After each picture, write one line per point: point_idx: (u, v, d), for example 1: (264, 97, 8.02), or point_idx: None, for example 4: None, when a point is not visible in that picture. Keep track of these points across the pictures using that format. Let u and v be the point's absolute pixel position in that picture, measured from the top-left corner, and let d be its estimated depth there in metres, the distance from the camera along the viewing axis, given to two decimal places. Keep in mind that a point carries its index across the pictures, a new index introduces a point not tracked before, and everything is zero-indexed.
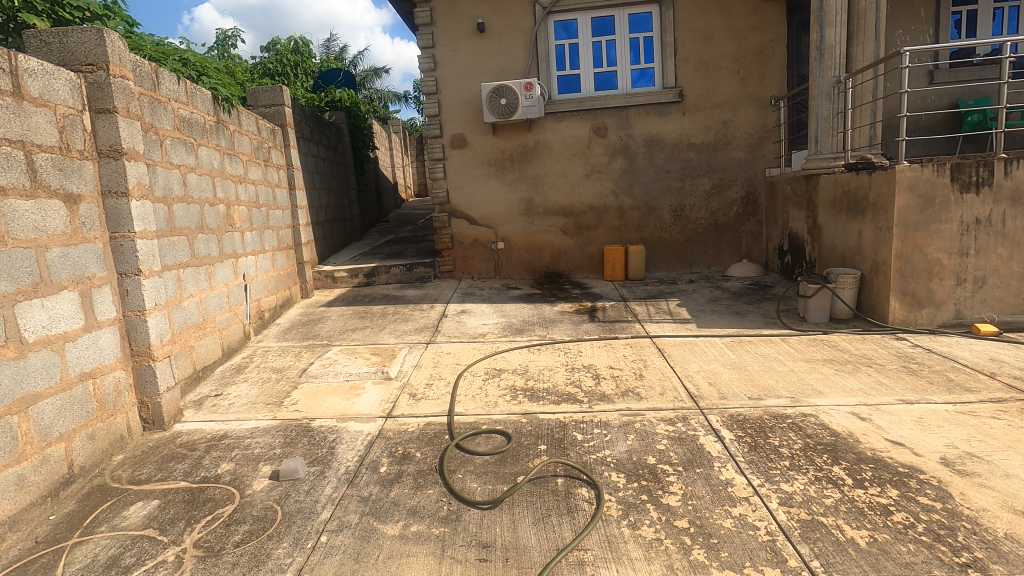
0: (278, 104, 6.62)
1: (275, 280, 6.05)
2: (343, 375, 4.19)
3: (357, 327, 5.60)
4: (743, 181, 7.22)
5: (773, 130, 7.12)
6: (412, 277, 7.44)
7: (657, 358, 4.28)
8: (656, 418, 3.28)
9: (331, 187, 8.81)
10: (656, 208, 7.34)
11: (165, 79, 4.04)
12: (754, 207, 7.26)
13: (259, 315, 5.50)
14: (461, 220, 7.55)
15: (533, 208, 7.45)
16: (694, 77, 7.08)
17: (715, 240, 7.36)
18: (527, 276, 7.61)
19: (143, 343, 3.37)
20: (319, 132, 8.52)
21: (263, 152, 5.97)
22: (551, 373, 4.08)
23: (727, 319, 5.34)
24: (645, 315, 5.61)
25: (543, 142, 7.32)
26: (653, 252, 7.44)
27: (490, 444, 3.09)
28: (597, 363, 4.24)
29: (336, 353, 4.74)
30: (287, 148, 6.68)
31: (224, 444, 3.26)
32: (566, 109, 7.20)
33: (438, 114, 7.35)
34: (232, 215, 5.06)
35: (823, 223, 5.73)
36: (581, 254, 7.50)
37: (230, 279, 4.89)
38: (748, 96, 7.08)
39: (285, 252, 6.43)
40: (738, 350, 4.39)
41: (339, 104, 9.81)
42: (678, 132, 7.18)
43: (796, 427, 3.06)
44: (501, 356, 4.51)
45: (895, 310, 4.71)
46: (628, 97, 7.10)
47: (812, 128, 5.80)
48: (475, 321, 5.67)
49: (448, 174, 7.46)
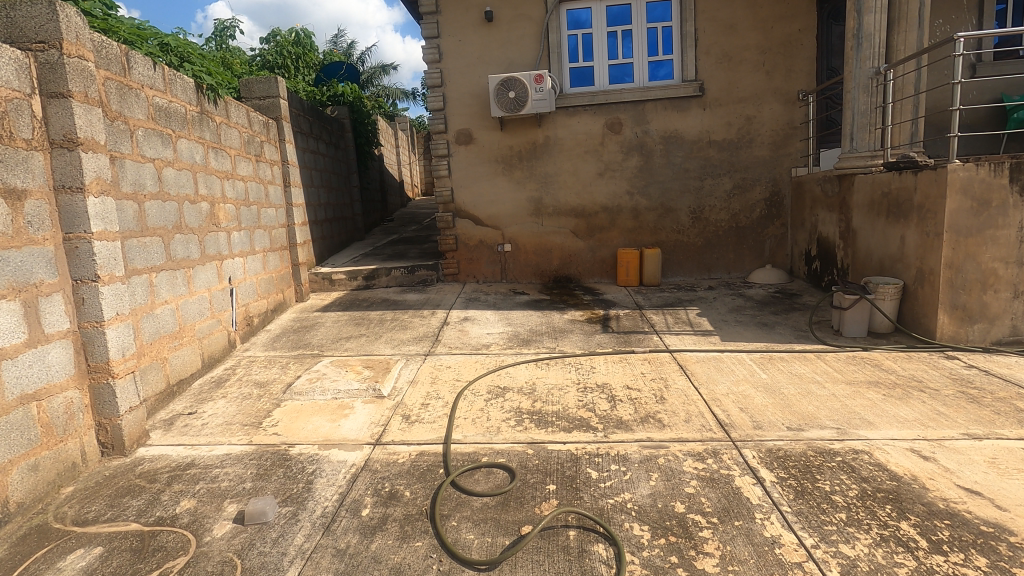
0: (273, 96, 6.23)
1: (267, 284, 5.68)
2: (331, 393, 3.79)
3: (351, 335, 5.20)
4: (766, 181, 6.76)
5: (800, 126, 6.64)
6: (413, 280, 7.04)
7: (679, 378, 3.85)
8: (682, 452, 2.85)
9: (332, 185, 8.44)
10: (673, 209, 6.89)
11: (138, 63, 3.67)
12: (779, 209, 6.80)
13: (247, 322, 5.13)
14: (466, 221, 7.14)
15: (542, 209, 7.03)
16: (716, 70, 6.63)
17: (737, 244, 6.90)
18: (535, 281, 7.19)
19: (101, 357, 2.99)
20: (320, 127, 8.15)
21: (256, 147, 5.60)
22: (561, 394, 3.66)
23: (753, 331, 4.89)
24: (663, 325, 5.17)
25: (553, 139, 6.89)
26: (669, 256, 6.99)
27: (490, 482, 2.67)
28: (612, 383, 3.81)
29: (325, 365, 4.34)
30: (281, 143, 6.30)
31: (189, 476, 2.87)
32: (579, 103, 6.77)
33: (443, 108, 6.94)
34: (217, 214, 4.69)
35: (858, 226, 5.26)
36: (593, 257, 7.07)
37: (213, 283, 4.53)
38: (774, 90, 6.61)
39: (278, 253, 6.06)
40: (769, 369, 3.95)
41: (342, 98, 9.43)
42: (698, 129, 6.73)
43: (849, 468, 2.62)
44: (505, 372, 4.09)
45: (944, 325, 4.25)
46: (644, 91, 6.66)
47: (848, 124, 5.33)
48: (478, 330, 5.25)
49: (453, 171, 7.05)
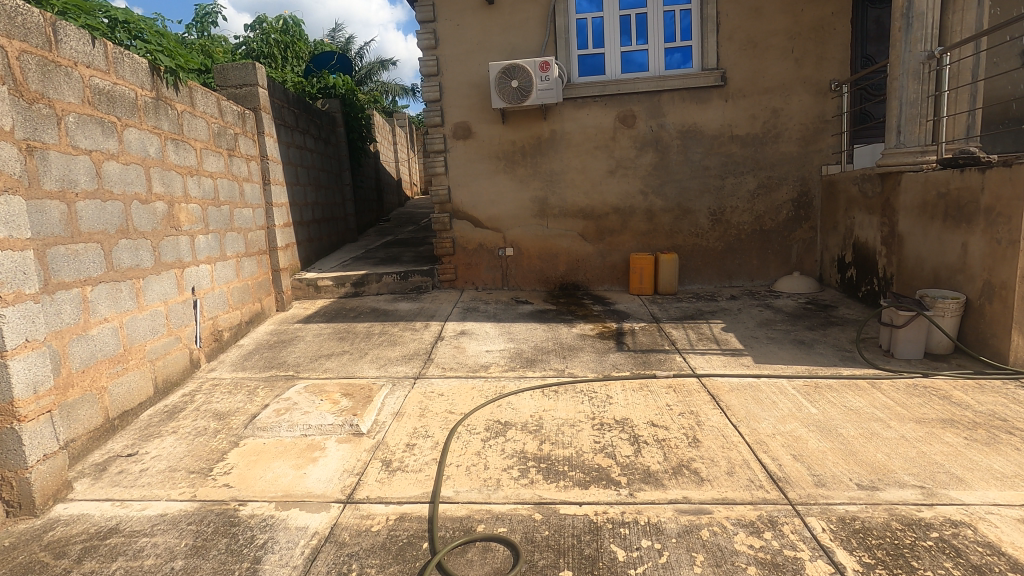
0: (251, 84, 5.64)
1: (241, 292, 5.09)
2: (300, 430, 3.20)
3: (333, 353, 4.61)
4: (794, 180, 6.16)
5: (832, 120, 6.04)
6: (406, 287, 6.48)
7: (712, 412, 3.25)
8: (731, 521, 2.25)
9: (320, 182, 7.84)
10: (691, 210, 6.29)
11: (70, 36, 3.07)
12: (808, 211, 6.19)
13: (214, 337, 4.53)
14: (464, 222, 6.54)
15: (547, 209, 6.43)
16: (739, 58, 6.02)
17: (761, 249, 6.30)
18: (539, 288, 6.59)
19: (4, 397, 2.39)
20: (307, 120, 7.55)
21: (229, 141, 5.02)
22: (573, 433, 3.06)
23: (789, 351, 4.29)
24: (685, 343, 4.57)
25: (560, 133, 6.29)
26: (686, 262, 6.39)
27: (488, 565, 2.08)
28: (634, 418, 3.21)
29: (298, 392, 3.74)
30: (260, 136, 5.70)
31: (108, 548, 2.27)
32: (588, 94, 6.16)
33: (439, 99, 6.34)
34: (177, 215, 4.09)
35: (906, 231, 4.66)
36: (602, 263, 6.47)
37: (170, 295, 3.93)
38: (804, 80, 6.01)
39: (255, 258, 5.46)
40: (818, 401, 3.35)
41: (333, 91, 8.83)
42: (719, 122, 6.13)
43: (952, 551, 2.02)
44: (507, 402, 3.50)
45: (1018, 348, 3.64)
46: (660, 80, 6.06)
47: (894, 115, 4.73)
48: (477, 346, 4.66)
49: (450, 168, 6.45)
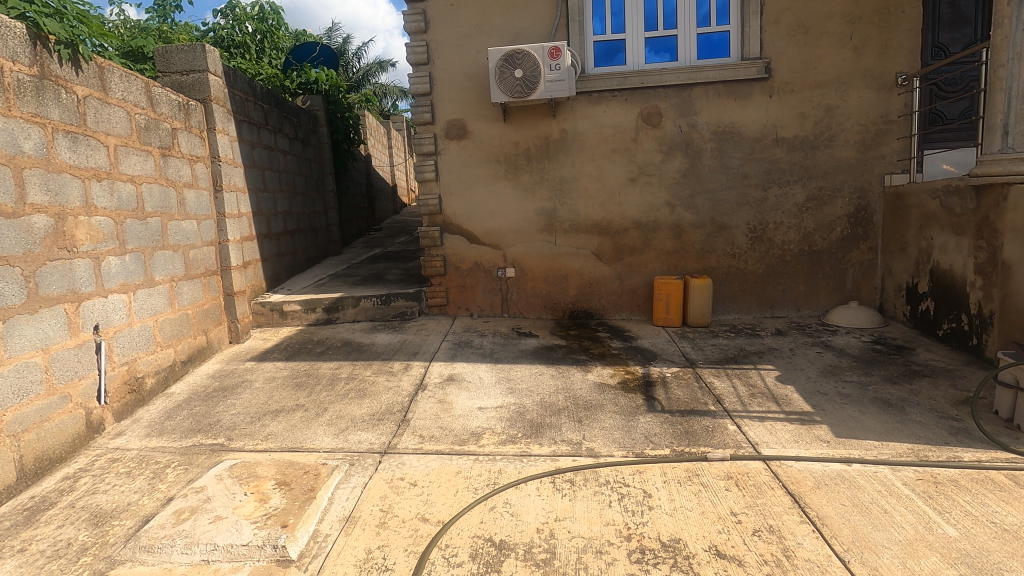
0: (200, 70, 4.67)
1: (176, 325, 4.09)
2: (200, 553, 2.19)
3: (282, 409, 3.59)
4: (851, 192, 5.16)
5: (898, 121, 5.06)
6: (388, 313, 5.49)
7: (803, 532, 2.23)
8: None
9: (295, 189, 6.86)
10: (726, 226, 5.30)
11: None
12: (866, 228, 5.20)
13: (129, 388, 3.52)
14: (456, 238, 5.54)
15: (556, 223, 5.43)
16: (788, 45, 5.04)
17: (809, 274, 5.30)
18: (545, 316, 5.59)
19: None
20: (280, 117, 6.57)
21: (163, 138, 4.05)
22: (601, 571, 2.05)
23: (875, 416, 3.28)
24: (734, 401, 3.55)
25: (572, 133, 5.31)
26: (720, 288, 5.39)
27: None
28: (688, 541, 2.20)
29: (217, 478, 2.73)
30: (210, 133, 4.72)
31: None
32: (605, 87, 5.19)
33: (429, 92, 5.36)
34: (72, 232, 3.10)
35: (1015, 258, 3.66)
36: (621, 287, 5.47)
37: (55, 339, 2.94)
38: (864, 72, 5.03)
39: (199, 281, 4.47)
40: (950, 512, 2.34)
41: (315, 86, 7.84)
42: (762, 122, 5.15)
43: None
44: (504, 502, 2.50)
45: None
46: (692, 72, 5.08)
47: (998, 111, 3.74)
48: (466, 402, 3.64)
49: (442, 174, 5.47)
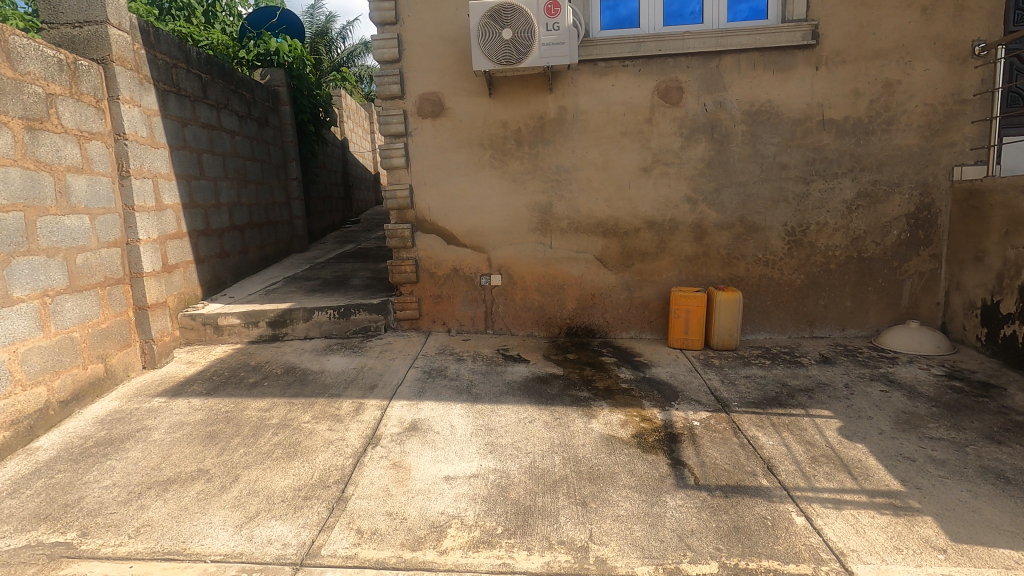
0: (98, 20, 3.65)
1: (52, 355, 3.10)
2: None
3: (176, 479, 2.61)
4: (911, 187, 4.24)
5: (972, 100, 4.12)
6: (347, 328, 4.54)
7: None
8: None
9: (248, 175, 5.83)
10: (759, 227, 4.36)
11: None
12: (928, 232, 4.28)
13: None
14: (431, 238, 4.56)
15: (552, 221, 4.47)
16: (841, 4, 4.07)
17: (857, 286, 4.38)
18: (538, 333, 4.65)
19: None
20: (227, 91, 5.52)
21: (29, 106, 3.04)
22: None
23: (996, 500, 2.35)
24: (791, 469, 2.63)
25: (572, 111, 4.33)
26: (749, 302, 4.46)
27: None
28: None
29: None
30: (112, 103, 3.71)
31: None
32: (614, 54, 4.21)
33: (398, 58, 4.35)
34: None
35: None
36: (629, 300, 4.53)
37: None
38: (934, 40, 4.08)
39: (95, 293, 3.48)
40: None
41: (275, 58, 6.73)
42: (805, 101, 4.19)
43: None
44: None
45: None
46: (722, 36, 4.11)
47: None
48: (430, 467, 2.69)
49: (414, 160, 4.47)
